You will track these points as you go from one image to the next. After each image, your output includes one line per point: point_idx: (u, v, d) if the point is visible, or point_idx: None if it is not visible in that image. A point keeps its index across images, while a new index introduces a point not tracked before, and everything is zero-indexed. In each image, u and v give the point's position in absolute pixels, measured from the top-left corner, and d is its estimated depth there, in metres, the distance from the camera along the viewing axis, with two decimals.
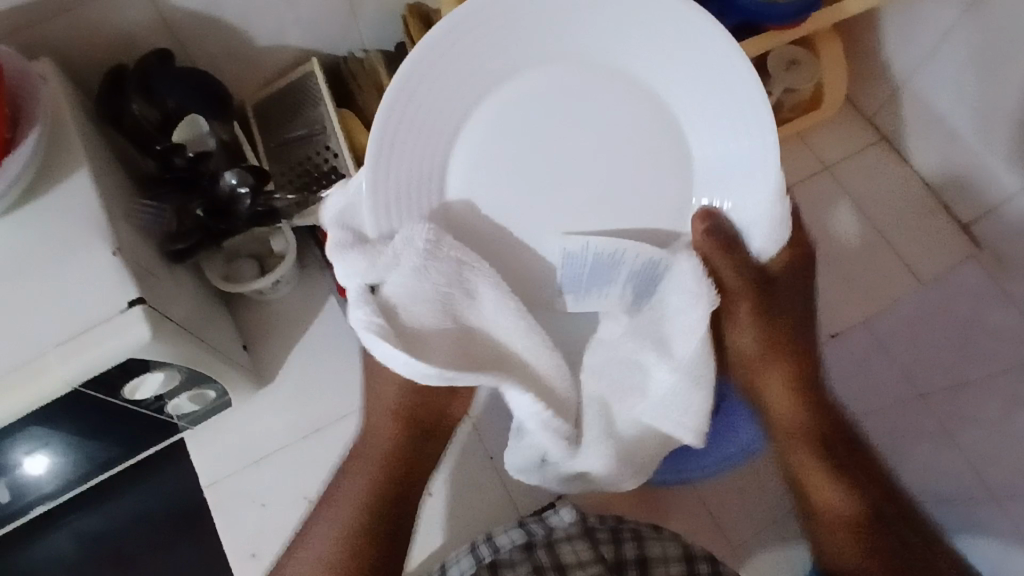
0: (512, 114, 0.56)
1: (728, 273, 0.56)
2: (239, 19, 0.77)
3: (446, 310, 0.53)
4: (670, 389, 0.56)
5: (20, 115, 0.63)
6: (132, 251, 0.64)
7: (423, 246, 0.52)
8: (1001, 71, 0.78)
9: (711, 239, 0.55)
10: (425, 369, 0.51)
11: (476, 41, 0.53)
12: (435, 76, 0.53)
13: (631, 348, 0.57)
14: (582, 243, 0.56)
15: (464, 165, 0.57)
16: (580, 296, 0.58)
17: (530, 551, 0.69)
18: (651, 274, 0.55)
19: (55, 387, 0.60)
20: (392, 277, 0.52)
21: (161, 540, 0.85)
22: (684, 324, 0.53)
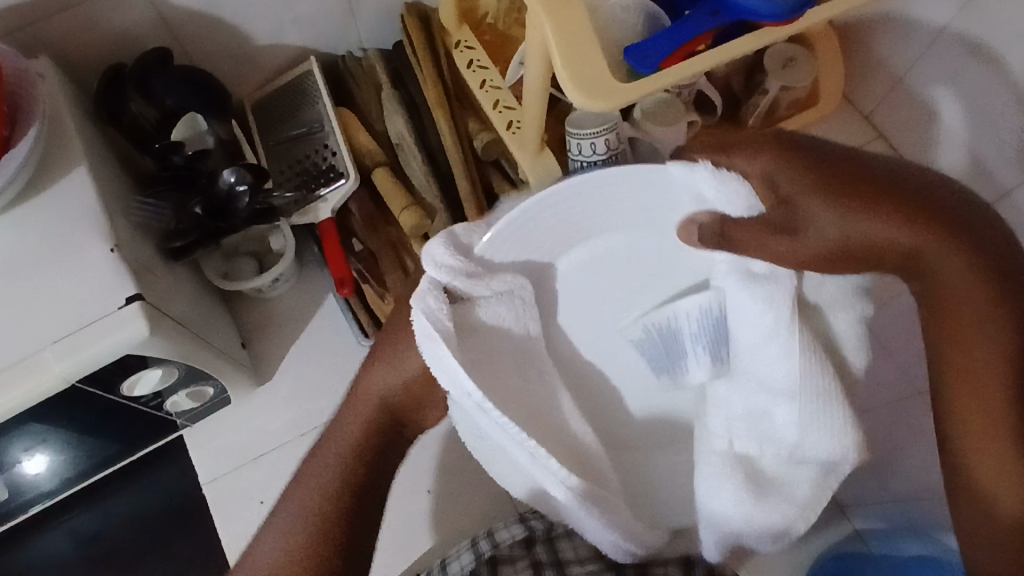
0: (613, 252, 0.62)
1: (764, 254, 0.55)
2: (237, 19, 0.78)
3: (512, 345, 0.60)
4: (795, 420, 0.58)
5: (18, 113, 0.64)
6: (131, 248, 0.65)
7: (518, 298, 0.59)
8: (999, 66, 0.78)
9: (714, 245, 0.56)
10: (468, 390, 0.54)
11: (560, 206, 0.58)
12: (548, 218, 0.59)
13: (747, 398, 0.60)
14: (642, 324, 0.62)
15: (582, 263, 0.62)
16: (662, 373, 0.65)
17: (530, 546, 0.70)
18: (712, 319, 0.60)
19: (52, 384, 0.60)
20: (484, 305, 0.58)
21: (160, 537, 0.85)
22: (774, 349, 0.57)
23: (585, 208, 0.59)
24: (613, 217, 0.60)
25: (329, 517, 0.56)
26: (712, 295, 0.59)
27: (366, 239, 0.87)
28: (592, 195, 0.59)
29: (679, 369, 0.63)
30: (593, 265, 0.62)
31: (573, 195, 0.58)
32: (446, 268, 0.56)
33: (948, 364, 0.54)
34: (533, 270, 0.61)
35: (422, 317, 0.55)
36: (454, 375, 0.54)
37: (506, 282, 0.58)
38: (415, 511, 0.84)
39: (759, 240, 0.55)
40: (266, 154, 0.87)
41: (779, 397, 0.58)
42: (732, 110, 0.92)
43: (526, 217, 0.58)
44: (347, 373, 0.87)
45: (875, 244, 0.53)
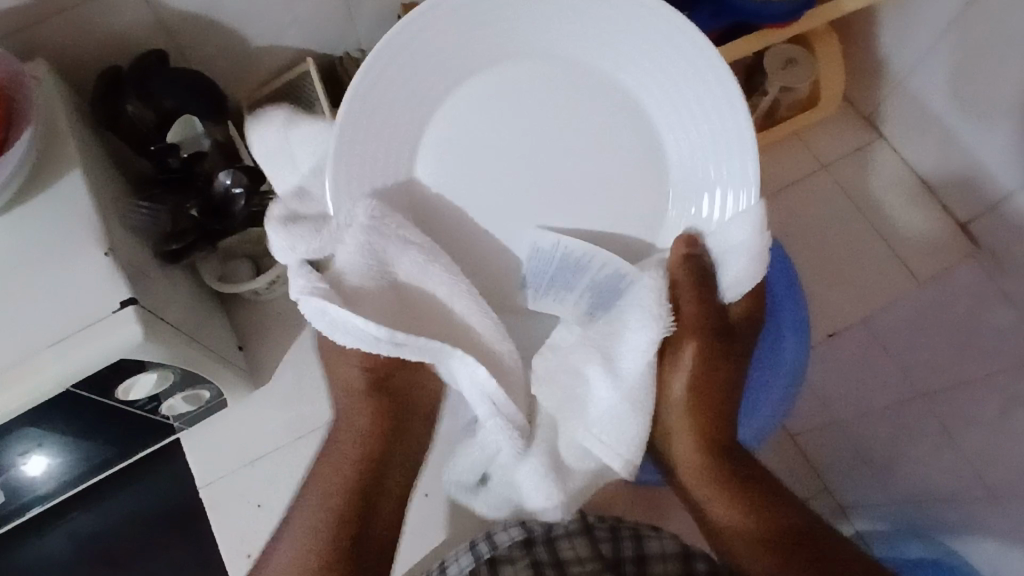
0: (501, 88, 0.61)
1: (688, 304, 0.64)
2: (234, 20, 0.77)
3: (381, 275, 0.58)
4: (608, 407, 0.64)
5: (13, 116, 0.63)
6: (126, 252, 0.65)
7: (373, 224, 0.57)
8: (1000, 67, 0.77)
9: (686, 268, 0.62)
10: (375, 332, 0.55)
11: (477, 41, 0.59)
12: (413, 66, 0.58)
13: (576, 356, 0.65)
14: (551, 242, 0.64)
15: (438, 138, 0.61)
16: (536, 293, 0.67)
17: (530, 547, 0.69)
18: (614, 285, 0.64)
19: (46, 387, 0.60)
20: (342, 253, 0.58)
21: (157, 540, 0.85)
22: (634, 343, 0.62)
23: (527, 55, 0.60)
24: (522, 59, 0.60)
25: (343, 502, 0.62)
26: (630, 271, 0.62)
27: None
28: (523, 16, 0.58)
29: (557, 295, 0.66)
30: (462, 116, 0.61)
31: (508, 12, 0.58)
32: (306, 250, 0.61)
33: (702, 491, 0.68)
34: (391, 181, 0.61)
35: (302, 293, 0.56)
36: (353, 327, 0.55)
37: (350, 215, 0.59)
38: (412, 514, 0.84)
39: (701, 315, 0.64)
40: None
41: (609, 380, 0.63)
42: None
43: (407, 46, 0.57)
44: None
45: (706, 392, 0.68)
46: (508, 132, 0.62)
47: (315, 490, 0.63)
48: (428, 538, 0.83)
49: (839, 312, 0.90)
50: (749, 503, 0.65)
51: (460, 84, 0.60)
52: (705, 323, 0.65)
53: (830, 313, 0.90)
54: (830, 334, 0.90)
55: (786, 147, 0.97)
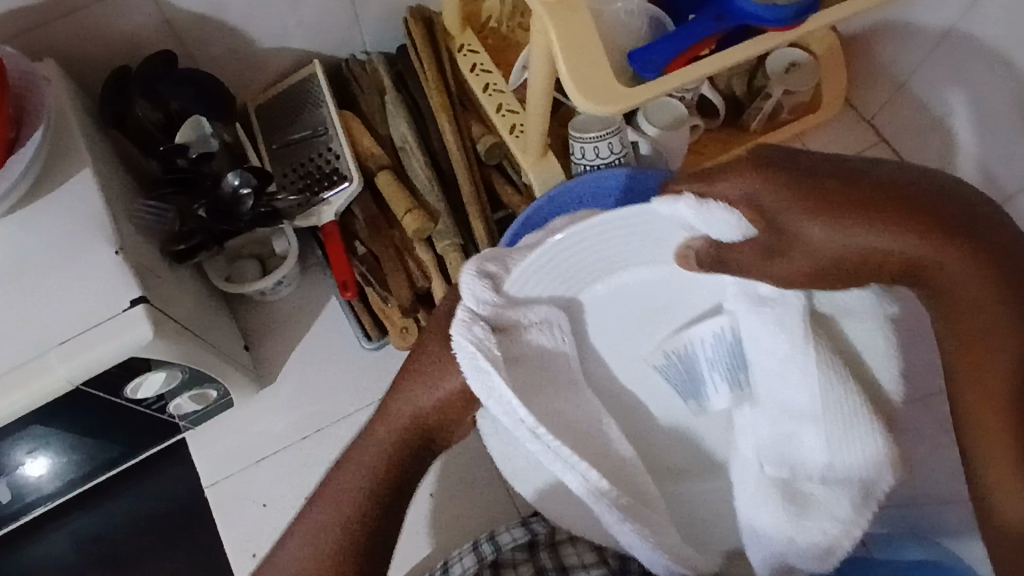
0: (630, 275, 0.59)
1: (777, 273, 0.49)
2: (242, 22, 0.78)
3: (553, 356, 0.57)
4: (827, 443, 0.55)
5: (24, 115, 0.64)
6: (134, 250, 0.65)
7: (557, 324, 0.57)
8: (1002, 71, 0.79)
9: (704, 262, 0.52)
10: (523, 417, 0.52)
11: (593, 245, 0.58)
12: (556, 266, 0.57)
13: (767, 426, 0.59)
14: (662, 353, 0.61)
15: (608, 298, 0.60)
16: (687, 403, 0.63)
17: (533, 552, 0.71)
18: (730, 348, 0.59)
19: (55, 387, 0.60)
20: (531, 327, 0.55)
21: (160, 540, 0.85)
22: (807, 381, 0.55)
23: (615, 248, 0.58)
24: (630, 262, 0.59)
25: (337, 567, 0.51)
26: (719, 323, 0.58)
27: (368, 241, 0.85)
28: (618, 233, 0.57)
29: (700, 394, 0.62)
30: (614, 299, 0.60)
31: (607, 239, 0.58)
32: (488, 300, 0.54)
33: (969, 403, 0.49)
34: (560, 300, 0.58)
35: (469, 351, 0.51)
36: (507, 405, 0.52)
37: (540, 311, 0.56)
38: (418, 513, 0.84)
39: (801, 270, 0.48)
40: (269, 158, 0.86)
41: (810, 421, 0.55)
42: (736, 116, 0.92)
43: (552, 263, 0.57)
44: (348, 376, 0.87)
45: (870, 252, 0.45)
46: (650, 311, 0.61)
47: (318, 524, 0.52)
48: (433, 537, 0.83)
49: None
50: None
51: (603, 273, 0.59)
52: (777, 262, 0.49)
53: None
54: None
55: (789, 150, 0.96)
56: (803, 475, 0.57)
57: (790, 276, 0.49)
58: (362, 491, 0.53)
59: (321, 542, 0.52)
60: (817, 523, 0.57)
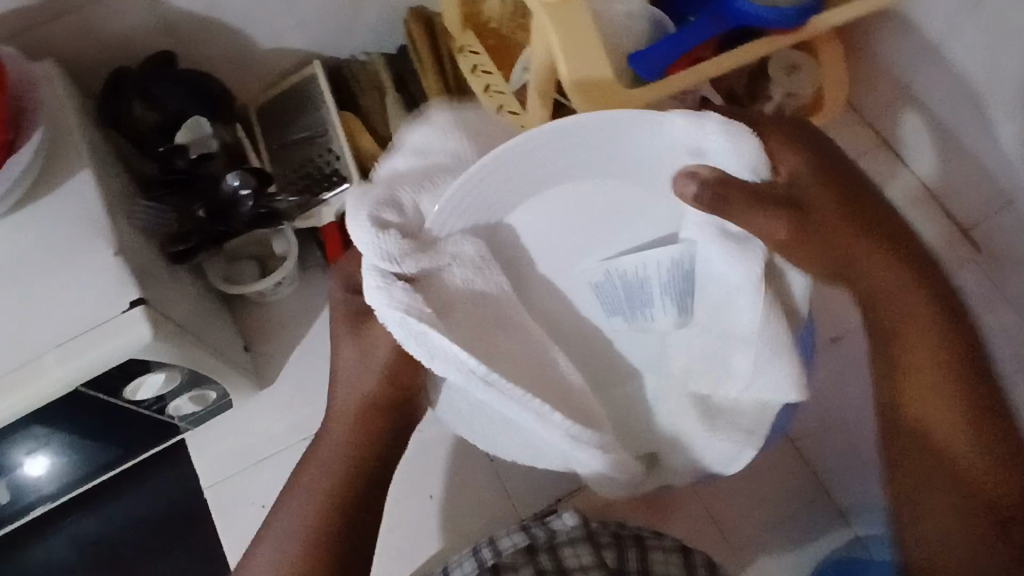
0: (566, 186, 0.58)
1: (759, 225, 0.54)
2: (241, 22, 0.78)
3: (478, 294, 0.56)
4: (753, 364, 0.57)
5: (22, 116, 0.64)
6: (133, 252, 0.65)
7: (479, 260, 0.56)
8: (1000, 73, 0.78)
9: (704, 197, 0.53)
10: (471, 365, 0.53)
11: (501, 172, 0.54)
12: (479, 189, 0.54)
13: (702, 345, 0.61)
14: (604, 271, 0.61)
15: (534, 209, 0.59)
16: (627, 321, 0.64)
17: (532, 555, 0.70)
18: (680, 274, 0.59)
19: (53, 389, 0.60)
20: (452, 266, 0.55)
21: (159, 541, 0.85)
22: (746, 304, 0.56)
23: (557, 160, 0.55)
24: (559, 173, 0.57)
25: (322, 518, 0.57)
26: (681, 248, 0.58)
27: None
28: (532, 155, 0.54)
29: (641, 312, 0.62)
30: (535, 211, 0.59)
31: (549, 154, 0.55)
32: (399, 256, 0.53)
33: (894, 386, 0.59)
34: (479, 225, 0.57)
35: (397, 314, 0.52)
36: (451, 355, 0.53)
37: (456, 246, 0.56)
38: (417, 514, 0.84)
39: (772, 223, 0.54)
40: (270, 158, 0.87)
41: (743, 346, 0.57)
42: None
43: (466, 196, 0.54)
44: None
45: (849, 245, 0.58)
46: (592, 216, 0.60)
47: (306, 487, 0.58)
48: (434, 538, 0.83)
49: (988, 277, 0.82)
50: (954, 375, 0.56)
51: (534, 188, 0.57)
52: (778, 223, 0.54)
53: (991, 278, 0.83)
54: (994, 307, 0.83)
55: None
56: (728, 390, 0.60)
57: (783, 243, 0.55)
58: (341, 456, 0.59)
59: (309, 503, 0.58)
60: (735, 434, 0.61)
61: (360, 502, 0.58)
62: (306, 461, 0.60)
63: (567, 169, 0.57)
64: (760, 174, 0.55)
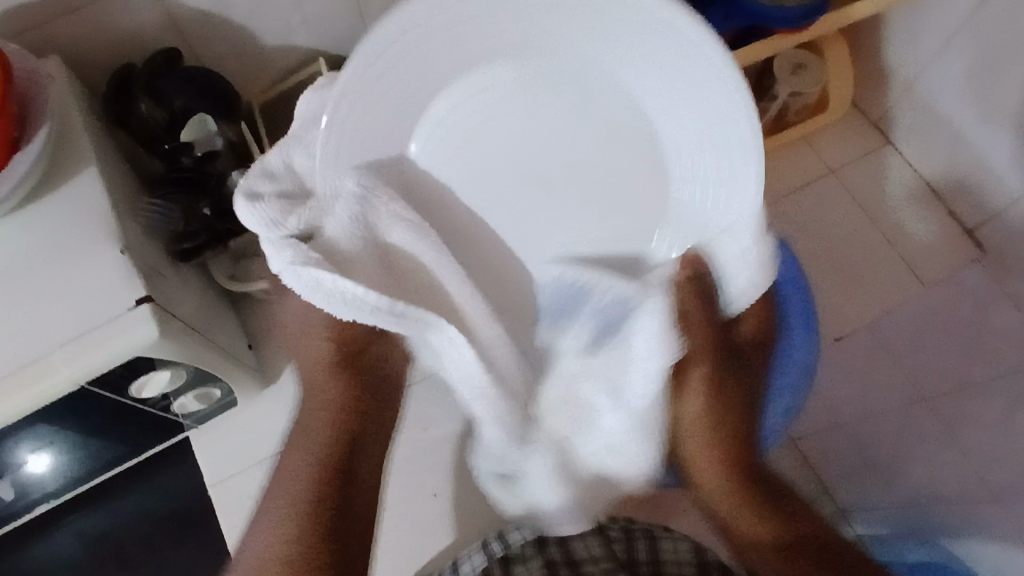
0: (502, 109, 0.60)
1: (693, 330, 0.64)
2: (246, 19, 0.77)
3: (370, 238, 0.57)
4: (620, 429, 0.65)
5: (28, 114, 0.64)
6: (139, 250, 0.65)
7: (361, 190, 0.57)
8: (1004, 72, 0.78)
9: (688, 295, 0.62)
10: (364, 295, 0.54)
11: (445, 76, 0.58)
12: (375, 105, 0.58)
13: (589, 390, 0.66)
14: (560, 270, 0.65)
15: (433, 124, 0.60)
16: (548, 324, 0.68)
17: (543, 546, 0.72)
18: (620, 311, 0.62)
19: (60, 387, 0.60)
20: (334, 219, 0.57)
21: (164, 539, 0.85)
22: (643, 370, 0.60)
23: (501, 68, 0.58)
24: (614, 71, 0.58)
25: (315, 477, 0.63)
26: (635, 293, 0.61)
27: None
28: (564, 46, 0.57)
29: (568, 320, 0.66)
30: (438, 128, 0.60)
31: (484, 77, 0.59)
32: (281, 218, 0.56)
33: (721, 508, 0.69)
34: (379, 161, 0.61)
35: (288, 268, 0.54)
36: (348, 296, 0.54)
37: (338, 185, 0.58)
38: (421, 513, 0.84)
39: (704, 328, 0.64)
40: None
41: (621, 411, 0.63)
42: None
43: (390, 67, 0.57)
44: None
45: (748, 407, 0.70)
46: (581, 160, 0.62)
47: (300, 448, 0.65)
48: (439, 537, 0.83)
49: (844, 315, 0.91)
50: (772, 512, 0.67)
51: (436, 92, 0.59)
52: (704, 336, 0.65)
53: (839, 316, 0.91)
54: (837, 338, 0.90)
55: (794, 151, 0.98)
56: (583, 443, 0.68)
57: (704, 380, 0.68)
58: (330, 416, 0.66)
59: (303, 459, 0.65)
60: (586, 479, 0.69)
61: (348, 460, 0.65)
62: (298, 423, 0.67)
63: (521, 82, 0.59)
64: (734, 306, 0.64)
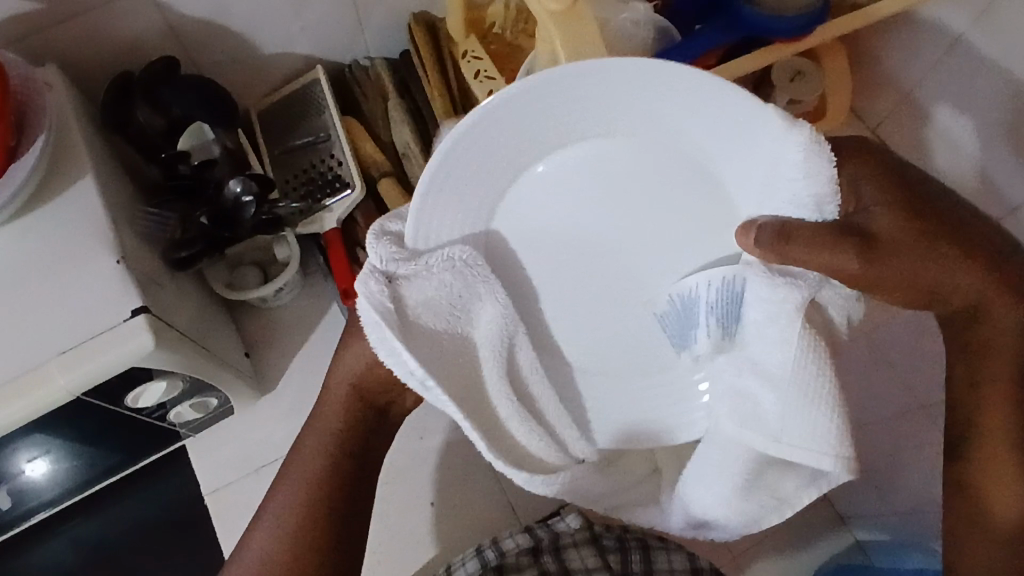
0: (603, 149, 0.50)
1: (815, 266, 0.47)
2: (245, 27, 0.77)
3: (451, 315, 0.52)
4: (779, 408, 0.50)
5: (26, 122, 0.64)
6: (136, 258, 0.64)
7: (458, 261, 0.51)
8: (1007, 78, 0.78)
9: (766, 239, 0.47)
10: (416, 366, 0.50)
11: (520, 150, 0.50)
12: (468, 160, 0.49)
13: (731, 375, 0.53)
14: (666, 297, 0.53)
15: (541, 177, 0.51)
16: (676, 345, 0.55)
17: (537, 556, 0.71)
18: (733, 295, 0.50)
19: (55, 398, 0.60)
20: (416, 277, 0.51)
21: (158, 549, 0.84)
22: (777, 333, 0.49)
23: (589, 79, 0.47)
24: (649, 126, 0.50)
25: (304, 526, 0.60)
26: (736, 269, 0.50)
27: None
28: (598, 86, 0.47)
29: (688, 341, 0.54)
30: (550, 183, 0.52)
31: (574, 92, 0.47)
32: (386, 260, 0.51)
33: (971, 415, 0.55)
34: (467, 234, 0.53)
35: (366, 302, 0.50)
36: (402, 358, 0.51)
37: (441, 255, 0.51)
38: (418, 522, 0.84)
39: (840, 266, 0.47)
40: (272, 163, 0.86)
41: (767, 384, 0.51)
42: None
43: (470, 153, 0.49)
44: None
45: (938, 285, 0.51)
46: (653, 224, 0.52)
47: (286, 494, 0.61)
48: (437, 542, 0.83)
49: None
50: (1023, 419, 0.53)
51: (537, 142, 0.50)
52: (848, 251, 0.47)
53: None
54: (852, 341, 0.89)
55: None
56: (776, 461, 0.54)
57: (858, 276, 0.48)
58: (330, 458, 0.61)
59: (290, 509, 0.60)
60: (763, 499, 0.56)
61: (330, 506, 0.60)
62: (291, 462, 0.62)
63: (605, 115, 0.49)
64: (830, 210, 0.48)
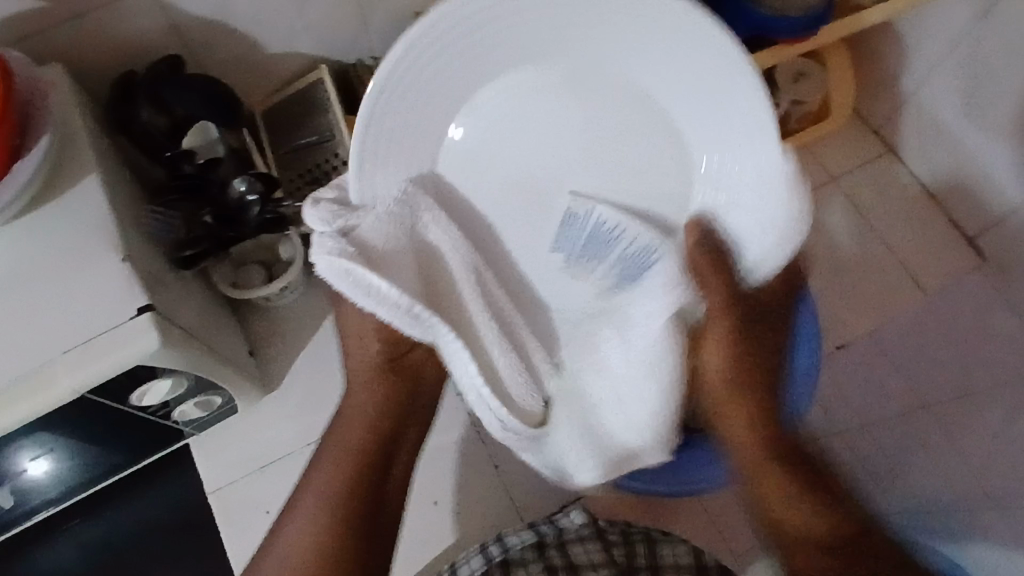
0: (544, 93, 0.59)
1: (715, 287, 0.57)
2: (248, 26, 0.77)
3: (409, 245, 0.59)
4: (624, 365, 0.61)
5: (30, 122, 0.64)
6: (142, 257, 0.65)
7: (402, 198, 0.59)
8: (1006, 80, 0.79)
9: (702, 247, 0.56)
10: (394, 293, 0.56)
11: (464, 83, 0.58)
12: (412, 87, 0.57)
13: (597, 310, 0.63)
14: (588, 207, 0.60)
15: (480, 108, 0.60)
16: (568, 265, 0.63)
17: (542, 551, 0.71)
18: (641, 260, 0.59)
19: (61, 395, 0.60)
20: (370, 221, 0.58)
21: (162, 548, 0.84)
22: (648, 308, 0.57)
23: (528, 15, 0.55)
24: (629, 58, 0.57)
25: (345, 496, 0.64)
26: (656, 242, 0.58)
27: None
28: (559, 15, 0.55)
29: (579, 260, 0.62)
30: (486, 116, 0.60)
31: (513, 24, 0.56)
32: (332, 219, 0.58)
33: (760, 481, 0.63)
34: (415, 174, 0.61)
35: (331, 256, 0.56)
36: (378, 292, 0.56)
37: (384, 197, 0.60)
38: (421, 521, 0.84)
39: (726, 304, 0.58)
40: (276, 161, 0.88)
41: (623, 346, 0.60)
42: None
43: (410, 71, 0.56)
44: None
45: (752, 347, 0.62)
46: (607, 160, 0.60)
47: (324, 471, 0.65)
48: (441, 541, 0.83)
49: (850, 321, 0.90)
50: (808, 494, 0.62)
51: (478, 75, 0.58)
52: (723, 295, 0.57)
53: (843, 323, 0.90)
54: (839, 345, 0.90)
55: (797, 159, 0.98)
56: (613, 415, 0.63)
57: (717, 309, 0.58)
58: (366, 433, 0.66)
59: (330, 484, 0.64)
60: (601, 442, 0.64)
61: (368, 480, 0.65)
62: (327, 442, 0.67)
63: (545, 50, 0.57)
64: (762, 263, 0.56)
